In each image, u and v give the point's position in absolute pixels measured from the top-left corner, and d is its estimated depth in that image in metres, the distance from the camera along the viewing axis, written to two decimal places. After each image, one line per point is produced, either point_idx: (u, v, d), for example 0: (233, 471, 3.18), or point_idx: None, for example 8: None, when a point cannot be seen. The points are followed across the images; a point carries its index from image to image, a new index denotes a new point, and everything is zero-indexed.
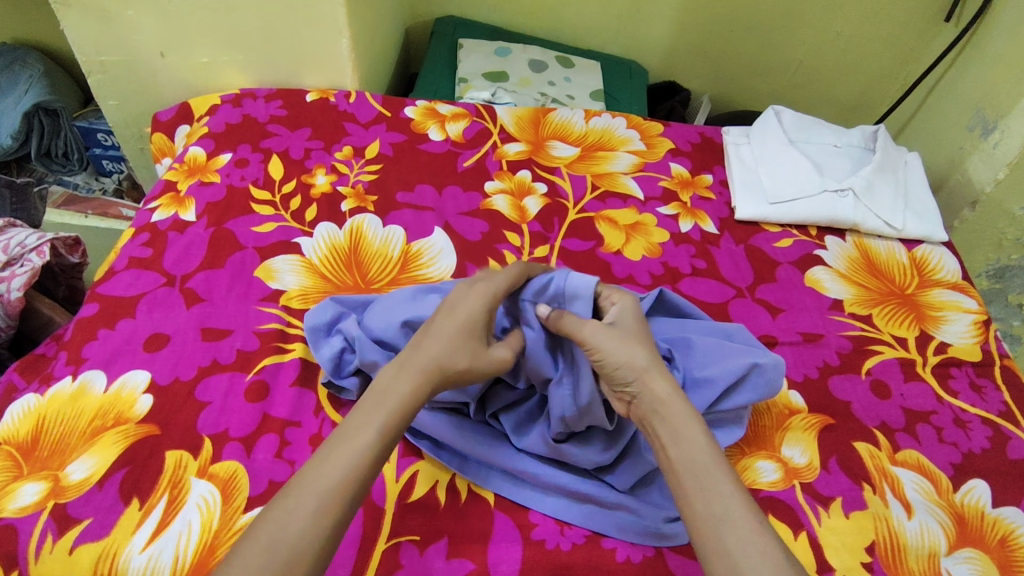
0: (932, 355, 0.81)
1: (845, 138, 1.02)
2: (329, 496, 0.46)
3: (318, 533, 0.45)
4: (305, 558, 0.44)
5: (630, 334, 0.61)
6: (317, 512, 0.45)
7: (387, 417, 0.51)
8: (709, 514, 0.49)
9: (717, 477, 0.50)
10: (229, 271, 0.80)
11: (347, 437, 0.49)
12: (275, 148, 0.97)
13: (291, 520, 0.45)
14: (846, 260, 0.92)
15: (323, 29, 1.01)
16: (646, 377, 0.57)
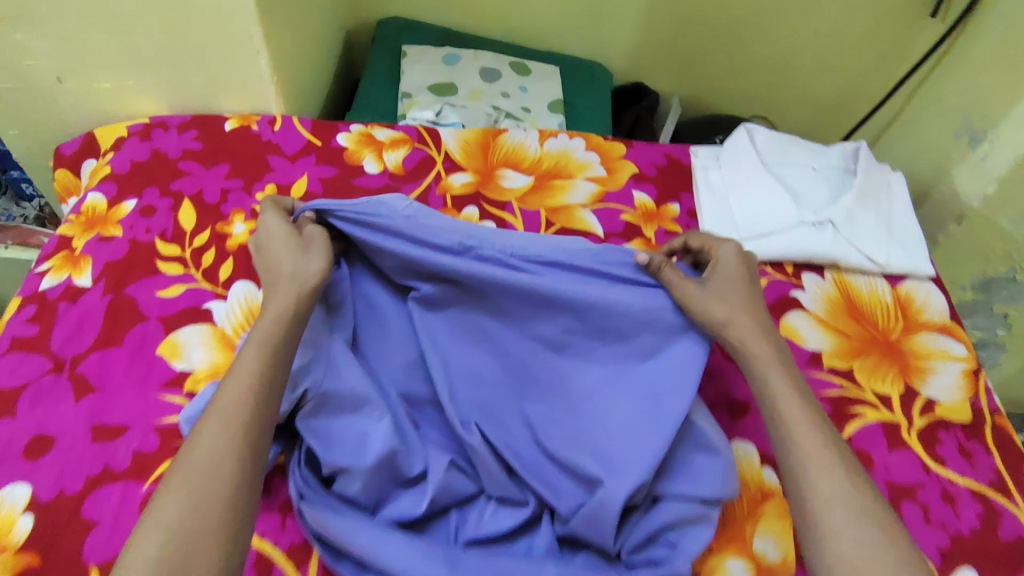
0: (918, 417, 0.74)
1: (823, 159, 0.93)
2: (229, 411, 0.55)
3: (225, 440, 0.54)
4: (225, 460, 0.53)
5: (725, 288, 0.71)
6: (222, 426, 0.54)
7: (263, 335, 0.61)
8: (801, 457, 0.60)
9: (798, 417, 0.62)
10: (129, 349, 0.70)
11: (236, 364, 0.59)
12: (186, 191, 0.85)
13: (199, 441, 0.54)
14: (824, 302, 0.84)
15: (239, 51, 0.88)
16: (729, 330, 0.67)
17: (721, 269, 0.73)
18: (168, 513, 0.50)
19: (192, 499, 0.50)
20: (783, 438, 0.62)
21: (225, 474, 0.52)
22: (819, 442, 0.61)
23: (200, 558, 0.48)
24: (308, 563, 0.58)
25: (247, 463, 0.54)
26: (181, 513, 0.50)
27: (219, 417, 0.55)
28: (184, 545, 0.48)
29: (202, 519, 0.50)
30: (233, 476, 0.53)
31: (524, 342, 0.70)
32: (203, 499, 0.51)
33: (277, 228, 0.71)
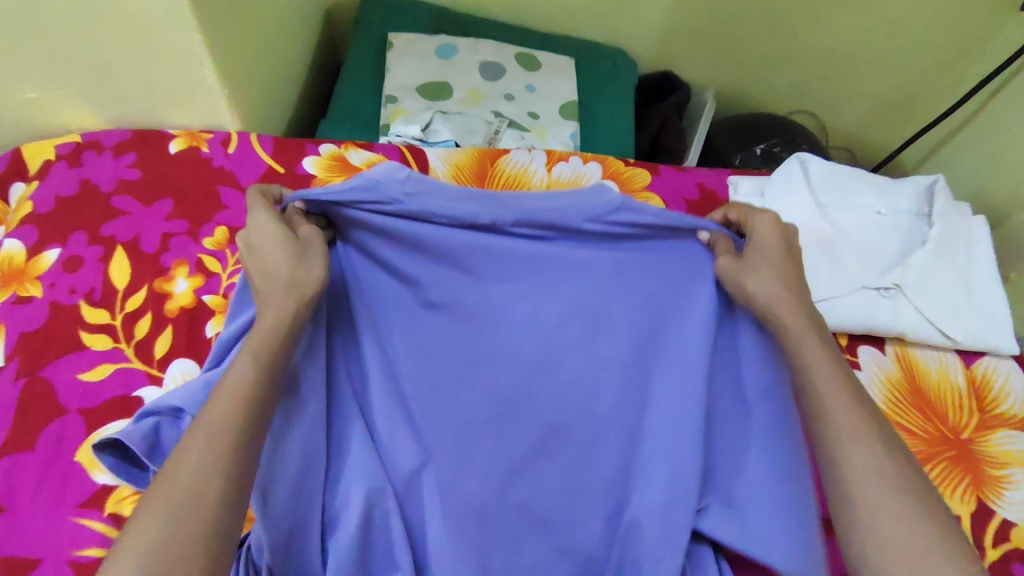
0: (994, 547, 0.61)
1: (890, 200, 0.76)
2: (220, 430, 0.41)
3: (206, 476, 0.40)
4: (203, 504, 0.39)
5: (775, 262, 0.54)
6: (202, 454, 0.40)
7: (258, 339, 0.46)
8: (857, 477, 0.45)
9: (847, 419, 0.48)
10: (41, 454, 0.59)
11: (226, 375, 0.45)
12: (120, 236, 0.71)
13: (176, 473, 0.39)
14: (883, 387, 0.70)
15: (181, 63, 0.71)
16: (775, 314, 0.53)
17: (760, 239, 0.56)
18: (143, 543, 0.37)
19: (161, 544, 0.37)
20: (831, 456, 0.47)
21: (197, 531, 0.38)
22: (883, 468, 0.45)
23: None
24: None
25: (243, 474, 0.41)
26: (165, 526, 0.37)
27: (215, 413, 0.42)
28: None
29: (187, 539, 0.37)
30: (229, 491, 0.40)
31: (556, 380, 0.57)
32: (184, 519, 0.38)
33: (269, 227, 0.50)
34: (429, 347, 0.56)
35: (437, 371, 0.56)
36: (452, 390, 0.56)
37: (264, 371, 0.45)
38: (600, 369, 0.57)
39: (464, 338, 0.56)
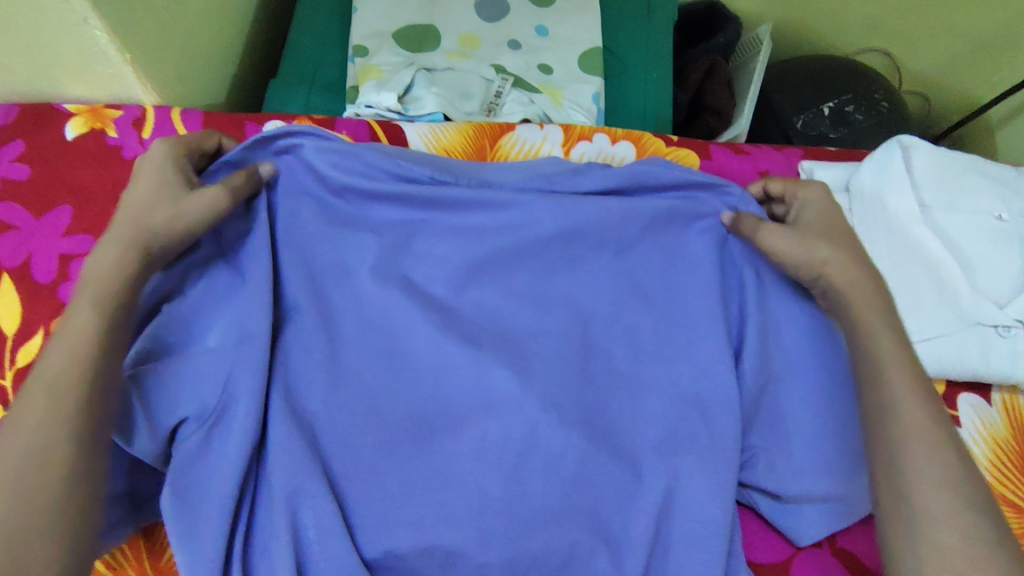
0: None
1: (1016, 201, 0.58)
2: (81, 348, 0.38)
3: (68, 398, 0.36)
4: (74, 414, 0.36)
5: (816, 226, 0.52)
6: (66, 369, 0.37)
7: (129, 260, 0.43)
8: (887, 428, 0.41)
9: (895, 368, 0.43)
10: None
11: (89, 290, 0.41)
12: (4, 259, 0.54)
13: (38, 388, 0.37)
14: (988, 449, 0.55)
15: (57, 25, 0.50)
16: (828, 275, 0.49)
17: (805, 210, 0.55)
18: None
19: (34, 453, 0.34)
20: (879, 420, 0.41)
21: (74, 437, 0.36)
22: (917, 407, 0.41)
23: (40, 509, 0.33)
24: None
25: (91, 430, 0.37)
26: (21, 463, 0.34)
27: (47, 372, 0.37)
28: (21, 499, 0.33)
29: (41, 507, 0.33)
30: (93, 412, 0.37)
31: (512, 326, 0.52)
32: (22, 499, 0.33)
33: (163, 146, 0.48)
34: (376, 293, 0.51)
35: (386, 305, 0.51)
36: (400, 346, 0.50)
37: (137, 294, 0.42)
38: (572, 313, 0.53)
39: (418, 263, 0.53)
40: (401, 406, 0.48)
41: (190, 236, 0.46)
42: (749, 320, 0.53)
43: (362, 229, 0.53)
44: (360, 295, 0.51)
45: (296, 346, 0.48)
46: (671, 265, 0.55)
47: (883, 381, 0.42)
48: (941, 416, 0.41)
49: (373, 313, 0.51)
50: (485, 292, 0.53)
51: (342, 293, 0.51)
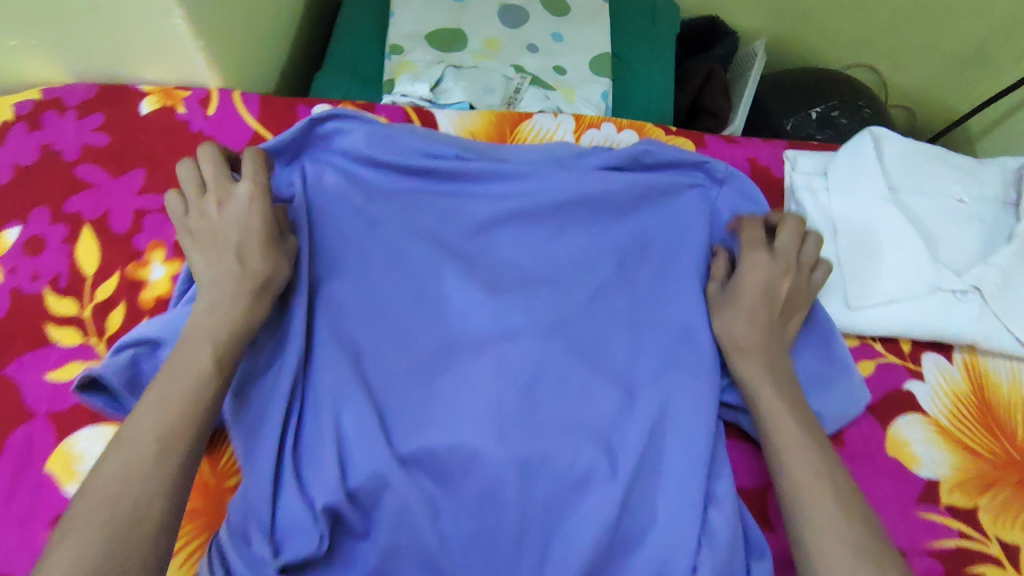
0: None
1: (974, 185, 0.66)
2: (159, 436, 0.41)
3: (147, 485, 0.39)
4: (153, 503, 0.38)
5: (738, 296, 0.59)
6: (151, 457, 0.40)
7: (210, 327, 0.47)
8: (788, 482, 0.49)
9: (787, 437, 0.51)
10: (8, 464, 0.53)
11: (166, 376, 0.44)
12: (88, 214, 0.62)
13: (118, 476, 0.39)
14: (946, 400, 0.62)
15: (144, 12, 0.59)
16: (741, 354, 0.57)
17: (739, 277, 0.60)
18: (74, 545, 0.36)
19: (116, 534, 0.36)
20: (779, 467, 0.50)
21: (156, 520, 0.38)
22: (808, 465, 0.49)
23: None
24: None
25: (191, 450, 0.42)
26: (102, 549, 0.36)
27: (174, 390, 0.43)
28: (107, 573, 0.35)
29: (128, 550, 0.36)
30: (172, 499, 0.39)
31: (528, 275, 0.62)
32: (111, 501, 0.38)
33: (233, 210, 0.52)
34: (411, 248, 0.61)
35: (419, 257, 0.61)
36: (432, 292, 0.59)
37: (223, 370, 0.46)
38: (579, 267, 0.63)
39: (445, 224, 0.63)
40: (431, 338, 0.57)
41: (266, 294, 0.51)
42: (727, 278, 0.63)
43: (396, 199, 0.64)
44: (398, 247, 0.61)
45: (344, 288, 0.59)
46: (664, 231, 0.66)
47: (735, 350, 0.57)
48: (839, 478, 0.48)
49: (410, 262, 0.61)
50: (502, 248, 0.63)
51: (385, 244, 0.62)
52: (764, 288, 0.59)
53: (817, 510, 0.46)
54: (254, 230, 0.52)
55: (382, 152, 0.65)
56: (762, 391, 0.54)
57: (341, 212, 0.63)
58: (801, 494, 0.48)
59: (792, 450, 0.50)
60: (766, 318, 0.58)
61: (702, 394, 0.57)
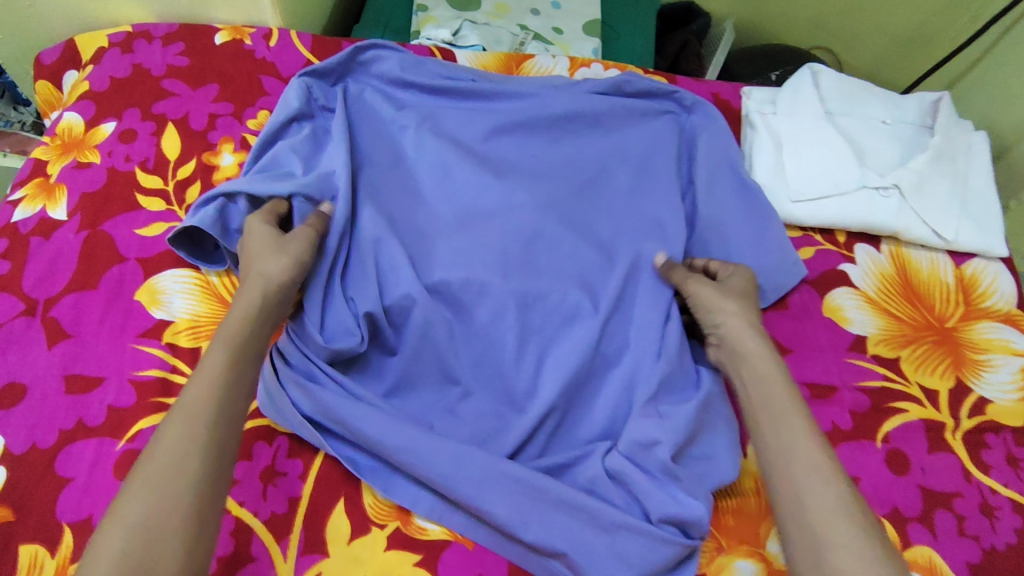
0: (966, 419, 0.67)
1: (896, 110, 0.80)
2: (197, 414, 0.44)
3: (186, 461, 0.42)
4: (187, 482, 0.41)
5: (734, 292, 0.64)
6: (183, 440, 0.43)
7: (229, 333, 0.50)
8: (781, 447, 0.51)
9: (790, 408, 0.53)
10: (104, 292, 0.65)
11: (200, 364, 0.48)
12: (171, 114, 0.76)
13: (157, 454, 0.42)
14: (875, 279, 0.74)
15: None
16: (732, 334, 0.60)
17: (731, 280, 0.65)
18: (135, 502, 0.40)
19: (154, 509, 0.39)
20: (779, 446, 0.51)
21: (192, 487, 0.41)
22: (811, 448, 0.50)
23: (165, 546, 0.39)
24: (288, 535, 0.56)
25: (229, 426, 0.45)
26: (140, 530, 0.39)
27: (205, 373, 0.47)
28: None
29: (168, 523, 0.39)
30: (204, 481, 0.42)
31: (528, 169, 0.75)
32: (173, 475, 0.41)
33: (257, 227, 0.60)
34: (432, 145, 0.74)
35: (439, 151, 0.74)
36: (450, 175, 0.73)
37: (241, 362, 0.49)
38: (568, 164, 0.76)
39: (460, 130, 0.77)
40: (448, 210, 0.71)
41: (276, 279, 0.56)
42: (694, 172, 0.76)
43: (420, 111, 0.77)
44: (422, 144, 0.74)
45: (379, 170, 0.72)
46: (643, 137, 0.79)
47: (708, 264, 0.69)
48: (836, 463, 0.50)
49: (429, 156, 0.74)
50: (507, 150, 0.77)
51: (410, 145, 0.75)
52: (735, 296, 0.63)
53: (814, 495, 0.47)
54: (271, 237, 0.59)
55: (412, 75, 0.79)
56: (772, 376, 0.55)
57: (377, 121, 0.76)
58: (794, 449, 0.50)
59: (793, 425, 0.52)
60: (751, 312, 0.62)
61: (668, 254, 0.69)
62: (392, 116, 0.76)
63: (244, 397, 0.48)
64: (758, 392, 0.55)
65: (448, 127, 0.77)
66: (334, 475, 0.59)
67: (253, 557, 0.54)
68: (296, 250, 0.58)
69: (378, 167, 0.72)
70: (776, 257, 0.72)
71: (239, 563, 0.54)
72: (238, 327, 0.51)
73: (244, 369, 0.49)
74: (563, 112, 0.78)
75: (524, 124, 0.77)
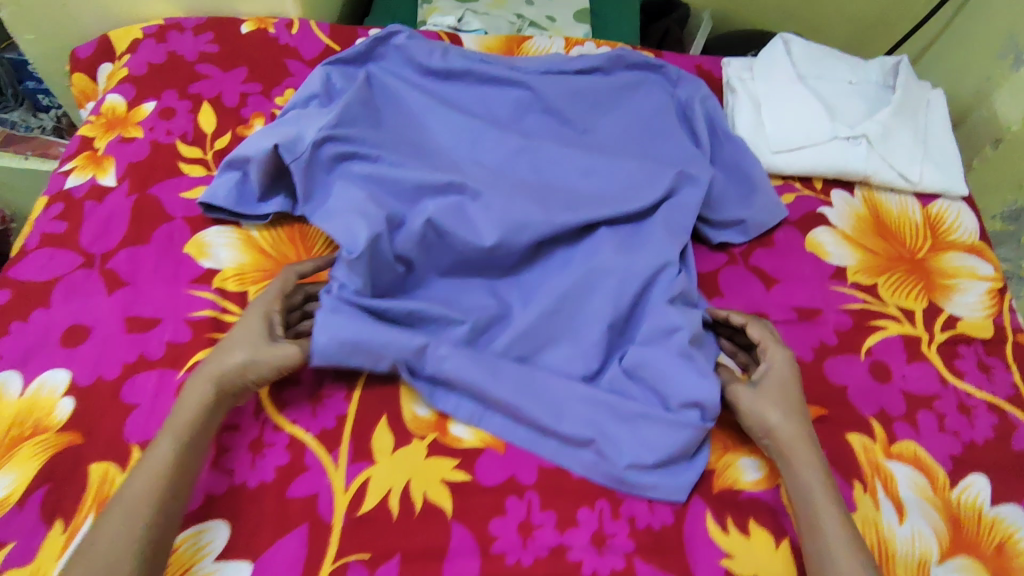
0: (939, 332, 0.74)
1: (861, 72, 0.89)
2: (137, 508, 0.51)
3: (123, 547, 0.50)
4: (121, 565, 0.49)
5: (780, 396, 0.63)
6: (124, 527, 0.50)
7: (179, 428, 0.56)
8: (815, 553, 0.56)
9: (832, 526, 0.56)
10: (156, 247, 0.71)
11: (147, 456, 0.55)
12: (206, 94, 0.83)
13: (99, 536, 0.50)
14: (852, 219, 0.82)
15: None
16: (784, 444, 0.61)
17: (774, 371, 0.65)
18: None
19: None
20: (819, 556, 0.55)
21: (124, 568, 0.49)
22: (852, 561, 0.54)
23: None
24: (337, 447, 0.61)
25: (167, 523, 0.52)
26: None
27: (153, 465, 0.54)
28: None
29: None
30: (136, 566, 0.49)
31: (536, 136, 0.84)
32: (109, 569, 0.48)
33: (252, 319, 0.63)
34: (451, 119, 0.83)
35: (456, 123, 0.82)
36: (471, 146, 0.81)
37: (183, 460, 0.55)
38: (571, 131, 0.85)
39: (473, 107, 0.86)
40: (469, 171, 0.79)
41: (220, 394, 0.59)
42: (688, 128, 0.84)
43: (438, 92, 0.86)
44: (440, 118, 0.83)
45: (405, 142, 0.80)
46: (636, 102, 0.88)
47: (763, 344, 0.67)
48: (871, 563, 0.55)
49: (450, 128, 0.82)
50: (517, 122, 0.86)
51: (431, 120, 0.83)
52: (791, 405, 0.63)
53: None
54: (249, 333, 0.62)
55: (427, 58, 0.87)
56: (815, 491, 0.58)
57: (400, 99, 0.84)
58: (834, 558, 0.55)
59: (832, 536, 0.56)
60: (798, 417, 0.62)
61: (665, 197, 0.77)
62: (413, 94, 0.84)
63: (186, 490, 0.55)
64: (802, 502, 0.58)
65: (462, 103, 0.86)
66: (374, 396, 0.64)
67: (307, 467, 0.60)
68: (262, 360, 0.60)
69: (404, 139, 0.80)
70: (759, 197, 0.80)
71: (295, 472, 0.60)
72: (195, 428, 0.57)
73: (186, 458, 0.55)
74: (575, 85, 0.87)
75: (536, 98, 0.86)
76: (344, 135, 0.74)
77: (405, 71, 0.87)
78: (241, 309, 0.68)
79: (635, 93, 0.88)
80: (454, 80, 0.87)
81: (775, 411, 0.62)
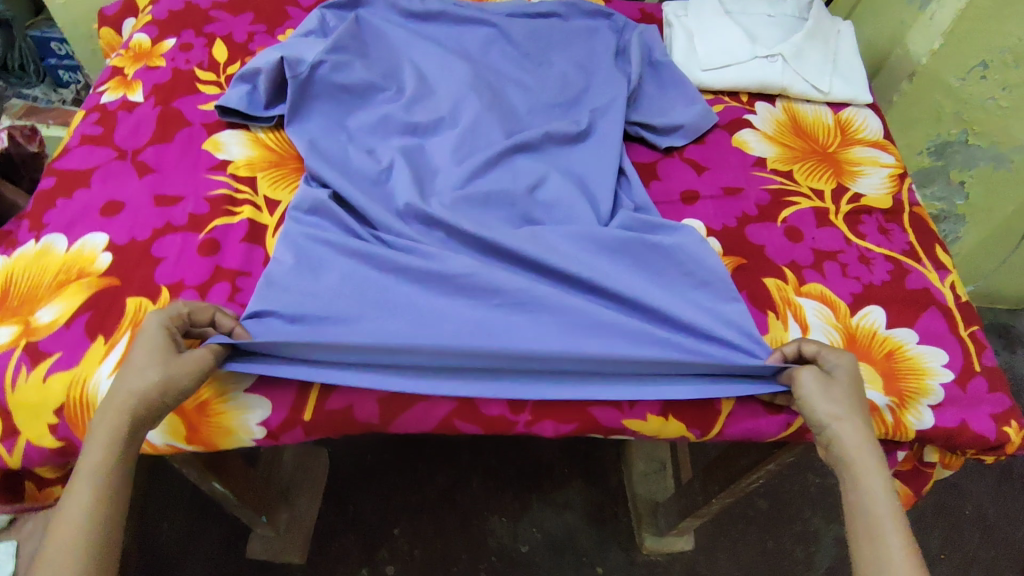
0: (845, 205, 0.87)
1: (779, 8, 1.04)
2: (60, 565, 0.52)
3: None
4: None
5: (855, 397, 0.63)
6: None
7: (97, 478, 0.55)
8: (873, 564, 0.55)
9: (893, 535, 0.55)
10: (179, 144, 0.84)
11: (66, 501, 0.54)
12: (219, 33, 0.98)
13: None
14: (773, 123, 0.96)
15: None
16: (836, 428, 0.61)
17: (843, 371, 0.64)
18: None
19: None
20: (866, 562, 0.56)
21: None
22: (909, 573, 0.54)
23: None
24: None
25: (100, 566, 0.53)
26: None
27: (70, 522, 0.53)
28: None
29: None
30: None
31: (500, 66, 0.97)
32: None
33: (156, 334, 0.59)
34: (425, 48, 0.95)
35: (429, 51, 0.95)
36: (443, 67, 0.93)
37: (110, 504, 0.55)
38: (527, 61, 0.98)
39: (446, 41, 0.99)
40: (436, 90, 0.91)
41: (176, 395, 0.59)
42: (629, 57, 0.99)
43: (416, 29, 0.99)
44: (418, 46, 0.96)
45: (386, 64, 0.93)
46: (585, 39, 1.02)
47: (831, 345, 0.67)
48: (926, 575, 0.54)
49: (423, 56, 0.95)
50: (483, 52, 0.99)
51: (408, 48, 0.96)
52: (859, 414, 0.62)
53: None
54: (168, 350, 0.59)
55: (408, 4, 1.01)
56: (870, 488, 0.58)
57: (383, 31, 0.98)
58: (885, 570, 0.54)
59: (886, 533, 0.56)
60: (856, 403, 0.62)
61: (596, 113, 0.91)
62: (396, 30, 0.98)
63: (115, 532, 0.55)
64: (863, 514, 0.57)
65: (437, 34, 1.00)
66: None
67: None
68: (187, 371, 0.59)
69: (385, 63, 0.93)
70: (693, 106, 0.93)
71: None
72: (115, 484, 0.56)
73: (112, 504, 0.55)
74: (534, 26, 1.01)
75: (501, 34, 1.00)
76: (332, 58, 0.88)
77: (389, 14, 1.01)
78: (250, 190, 0.81)
79: (584, 32, 1.02)
80: (431, 20, 1.01)
81: (836, 407, 0.61)
